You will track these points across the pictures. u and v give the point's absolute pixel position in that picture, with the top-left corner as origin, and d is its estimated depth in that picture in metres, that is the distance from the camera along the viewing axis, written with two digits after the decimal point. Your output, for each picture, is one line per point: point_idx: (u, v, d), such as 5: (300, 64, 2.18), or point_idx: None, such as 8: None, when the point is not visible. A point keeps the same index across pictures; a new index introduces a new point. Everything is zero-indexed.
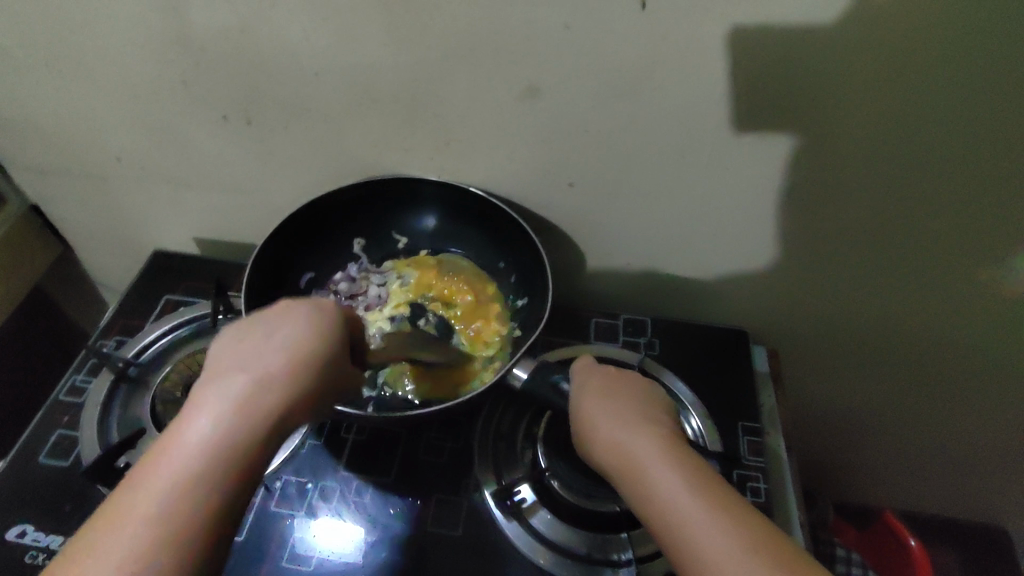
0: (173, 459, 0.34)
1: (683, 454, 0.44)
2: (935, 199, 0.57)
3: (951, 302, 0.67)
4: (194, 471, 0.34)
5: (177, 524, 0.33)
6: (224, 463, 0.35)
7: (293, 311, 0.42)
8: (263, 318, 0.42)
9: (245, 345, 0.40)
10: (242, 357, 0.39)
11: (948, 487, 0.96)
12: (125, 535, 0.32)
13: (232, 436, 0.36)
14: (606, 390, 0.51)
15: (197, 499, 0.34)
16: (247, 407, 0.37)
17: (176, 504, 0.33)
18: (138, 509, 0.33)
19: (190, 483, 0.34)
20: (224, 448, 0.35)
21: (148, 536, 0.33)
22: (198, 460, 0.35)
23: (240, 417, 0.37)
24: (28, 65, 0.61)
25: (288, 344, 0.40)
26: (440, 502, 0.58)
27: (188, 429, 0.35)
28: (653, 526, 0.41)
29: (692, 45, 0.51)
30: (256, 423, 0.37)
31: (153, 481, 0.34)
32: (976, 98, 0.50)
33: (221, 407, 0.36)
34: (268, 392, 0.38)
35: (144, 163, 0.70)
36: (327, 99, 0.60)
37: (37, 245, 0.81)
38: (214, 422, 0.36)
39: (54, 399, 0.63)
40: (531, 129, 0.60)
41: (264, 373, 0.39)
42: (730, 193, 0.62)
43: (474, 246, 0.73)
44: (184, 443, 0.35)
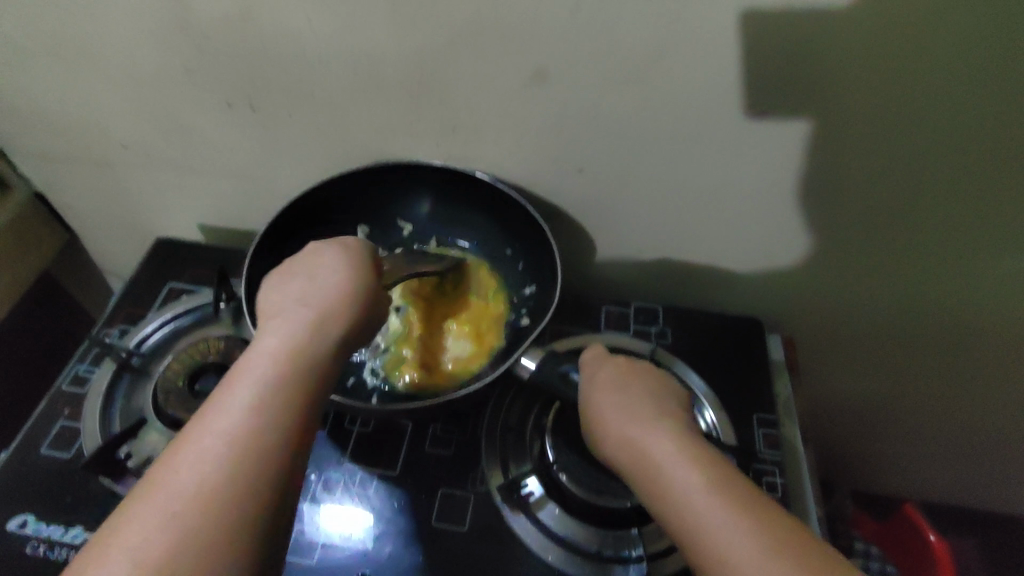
0: (252, 370, 0.36)
1: (701, 452, 0.42)
2: (964, 184, 0.55)
3: (977, 292, 0.64)
4: (274, 375, 0.36)
5: (267, 422, 0.34)
6: (299, 371, 0.37)
7: (328, 252, 0.45)
8: (303, 261, 0.45)
9: (298, 284, 0.42)
10: (299, 292, 0.42)
11: (968, 478, 0.94)
12: (221, 436, 0.33)
13: (304, 346, 0.38)
14: (619, 384, 0.49)
15: (279, 401, 0.35)
16: (315, 325, 0.39)
17: (272, 396, 0.35)
18: (230, 411, 0.34)
19: (273, 383, 0.36)
20: (298, 356, 0.37)
21: (243, 431, 0.34)
22: (276, 358, 0.37)
23: (310, 331, 0.39)
24: (25, 50, 0.60)
25: (338, 278, 0.43)
26: (446, 496, 0.57)
27: (261, 347, 0.37)
28: (671, 526, 0.39)
29: (708, 25, 0.48)
30: (321, 339, 0.39)
31: (235, 389, 0.35)
32: (1012, 79, 0.47)
33: (290, 325, 0.39)
34: (328, 312, 0.40)
35: (146, 149, 0.69)
36: (330, 85, 0.58)
37: (42, 231, 0.80)
38: (284, 340, 0.38)
39: (57, 389, 0.62)
40: (541, 113, 0.58)
41: (321, 301, 0.41)
42: (747, 179, 0.59)
43: (481, 232, 0.72)
44: (260, 356, 0.37)
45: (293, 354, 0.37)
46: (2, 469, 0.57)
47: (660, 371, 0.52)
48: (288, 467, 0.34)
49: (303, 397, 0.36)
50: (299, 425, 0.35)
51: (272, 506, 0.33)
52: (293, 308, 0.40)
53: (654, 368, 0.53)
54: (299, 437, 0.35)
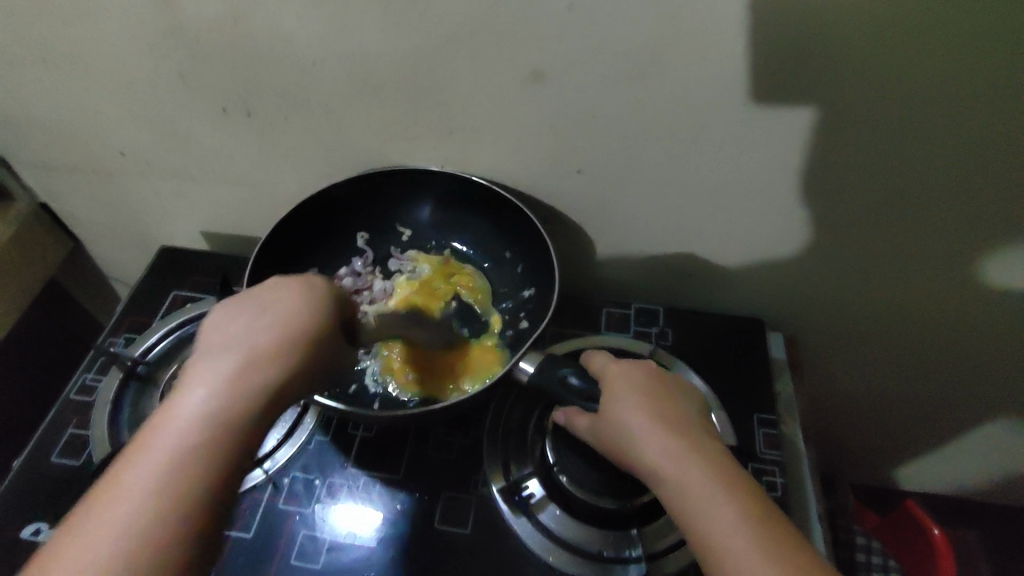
0: (166, 435, 0.34)
1: (734, 477, 0.41)
2: (963, 180, 0.55)
3: (976, 286, 0.64)
4: (187, 446, 0.34)
5: (173, 501, 0.33)
6: (217, 436, 0.34)
7: (287, 290, 0.42)
8: (258, 294, 0.41)
9: (237, 322, 0.39)
10: (235, 335, 0.38)
11: (971, 470, 0.94)
12: (124, 513, 0.32)
13: (226, 410, 0.35)
14: (656, 395, 0.47)
15: (186, 477, 0.33)
16: (240, 383, 0.36)
17: (178, 472, 0.33)
18: (135, 485, 0.33)
19: (184, 457, 0.33)
20: (218, 423, 0.35)
21: (150, 510, 0.32)
22: (192, 426, 0.34)
23: (237, 392, 0.36)
24: (25, 61, 0.60)
25: (283, 316, 0.40)
26: (449, 499, 0.58)
27: (183, 403, 0.35)
28: (712, 563, 0.38)
29: (702, 24, 0.48)
30: (255, 393, 0.36)
31: (145, 458, 0.33)
32: (1011, 73, 0.47)
33: (215, 382, 0.36)
34: (262, 364, 0.37)
35: (148, 158, 0.70)
36: (327, 89, 0.59)
37: (48, 240, 0.81)
38: (205, 402, 0.35)
39: (65, 398, 0.63)
40: (537, 116, 0.58)
41: (255, 350, 0.37)
42: (744, 179, 0.60)
43: (481, 236, 0.72)
44: (178, 418, 0.34)
45: (211, 419, 0.35)
46: (14, 478, 0.58)
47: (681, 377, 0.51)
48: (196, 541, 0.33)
49: (217, 470, 0.34)
50: (211, 501, 0.34)
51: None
52: (222, 356, 0.37)
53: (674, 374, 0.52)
54: (211, 515, 0.34)
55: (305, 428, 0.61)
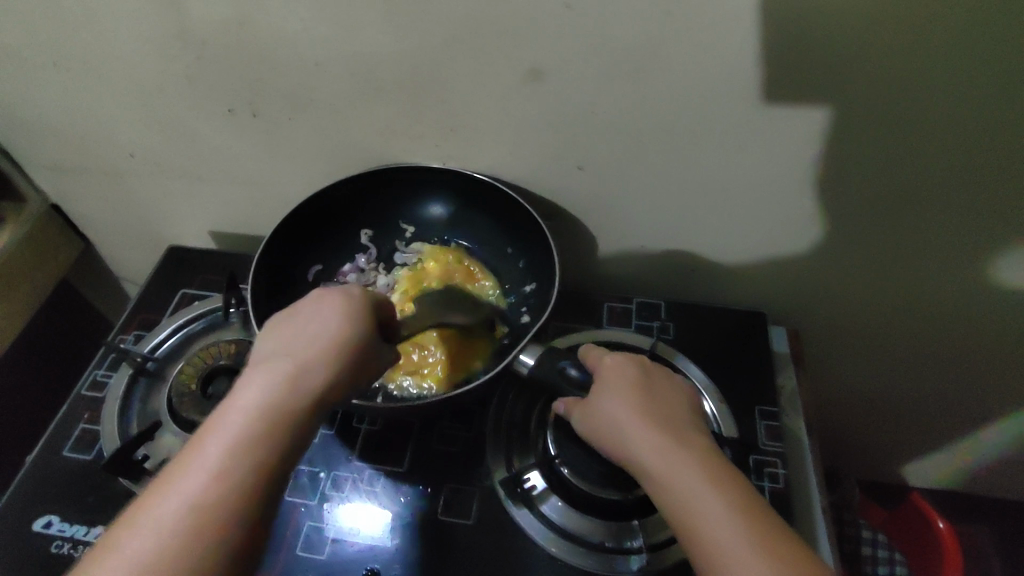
0: (230, 424, 0.37)
1: (723, 471, 0.42)
2: (962, 172, 0.55)
3: (979, 280, 0.64)
4: (250, 435, 0.36)
5: (235, 484, 0.35)
6: (272, 428, 0.37)
7: (333, 298, 0.44)
8: (308, 304, 0.44)
9: (294, 330, 0.42)
10: (293, 340, 0.41)
11: (979, 464, 0.94)
12: (188, 493, 0.35)
13: (281, 407, 0.38)
14: (644, 388, 0.49)
15: (247, 463, 0.36)
16: (297, 379, 0.39)
17: (237, 460, 0.36)
18: (201, 469, 0.35)
19: (241, 448, 0.36)
20: (278, 415, 0.37)
21: (215, 490, 0.35)
22: (249, 420, 0.37)
23: (290, 392, 0.38)
24: (38, 66, 0.62)
25: (331, 326, 0.42)
26: (452, 490, 0.58)
27: (244, 394, 0.38)
28: (694, 548, 0.40)
29: (698, 20, 0.49)
30: (306, 395, 0.39)
31: (210, 444, 0.36)
32: (1007, 64, 0.47)
33: (271, 381, 0.38)
34: (313, 365, 0.40)
35: (157, 159, 0.71)
36: (330, 89, 0.60)
37: (60, 241, 0.83)
38: (265, 399, 0.38)
39: (77, 393, 0.64)
40: (537, 113, 0.59)
41: (309, 355, 0.40)
42: (742, 173, 0.60)
43: (483, 232, 0.73)
44: (239, 410, 0.37)
45: (267, 414, 0.37)
46: (27, 472, 0.59)
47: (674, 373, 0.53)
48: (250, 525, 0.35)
49: (272, 459, 0.36)
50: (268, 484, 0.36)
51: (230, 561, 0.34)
52: (281, 356, 0.40)
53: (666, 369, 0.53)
54: (268, 498, 0.36)
55: None
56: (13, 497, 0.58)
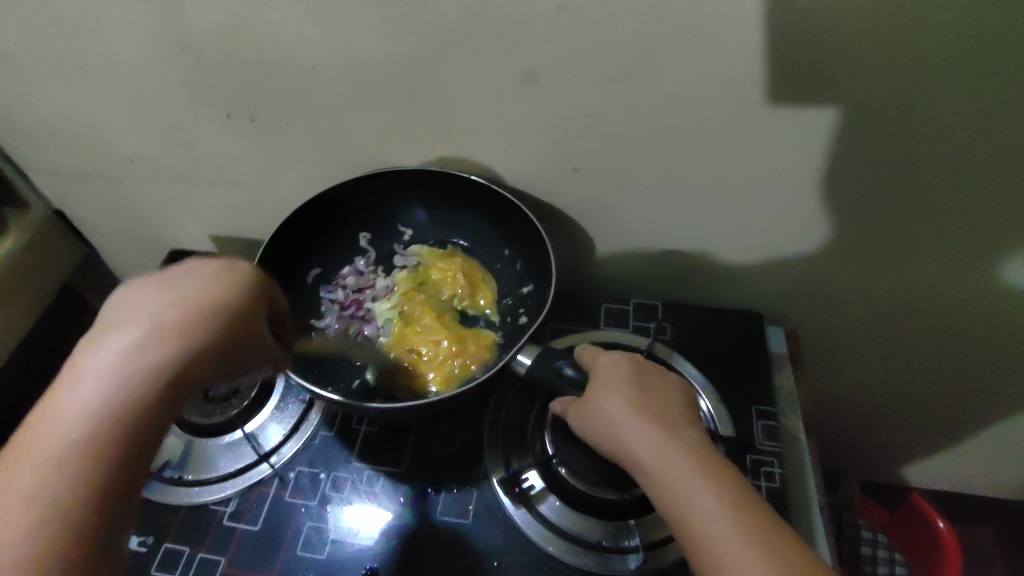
0: (60, 417, 0.34)
1: (716, 465, 0.43)
2: (955, 171, 0.55)
3: (974, 278, 0.64)
4: (80, 431, 0.34)
5: (64, 485, 0.33)
6: (106, 419, 0.34)
7: (198, 271, 0.40)
8: (168, 274, 0.40)
9: (139, 300, 0.38)
10: (136, 312, 0.37)
11: (979, 463, 0.94)
12: (14, 497, 0.32)
13: (114, 396, 0.34)
14: (640, 387, 0.49)
15: (74, 464, 0.33)
16: (133, 360, 0.35)
17: (68, 454, 0.33)
18: (26, 469, 0.33)
19: (77, 442, 0.33)
20: (110, 405, 0.34)
21: (44, 490, 0.33)
22: (81, 411, 0.34)
23: (127, 377, 0.35)
24: (38, 72, 0.63)
25: (175, 299, 0.38)
26: (451, 490, 0.59)
27: (77, 382, 0.35)
28: (691, 545, 0.40)
29: (689, 21, 0.49)
30: (145, 379, 0.35)
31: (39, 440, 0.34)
32: (997, 62, 0.47)
33: (104, 366, 0.35)
34: (155, 345, 0.36)
35: (157, 164, 0.72)
36: (328, 94, 0.60)
37: (62, 246, 0.83)
38: (97, 388, 0.34)
39: None
40: (532, 115, 0.59)
41: (147, 333, 0.36)
42: (736, 173, 0.60)
43: (480, 234, 0.73)
44: (74, 399, 0.34)
45: (102, 403, 0.34)
46: None
47: (670, 372, 0.53)
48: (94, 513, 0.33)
49: (111, 447, 0.34)
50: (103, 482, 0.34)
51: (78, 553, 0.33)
52: (121, 334, 0.36)
53: (662, 368, 0.53)
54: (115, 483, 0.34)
55: (311, 423, 0.62)
56: None
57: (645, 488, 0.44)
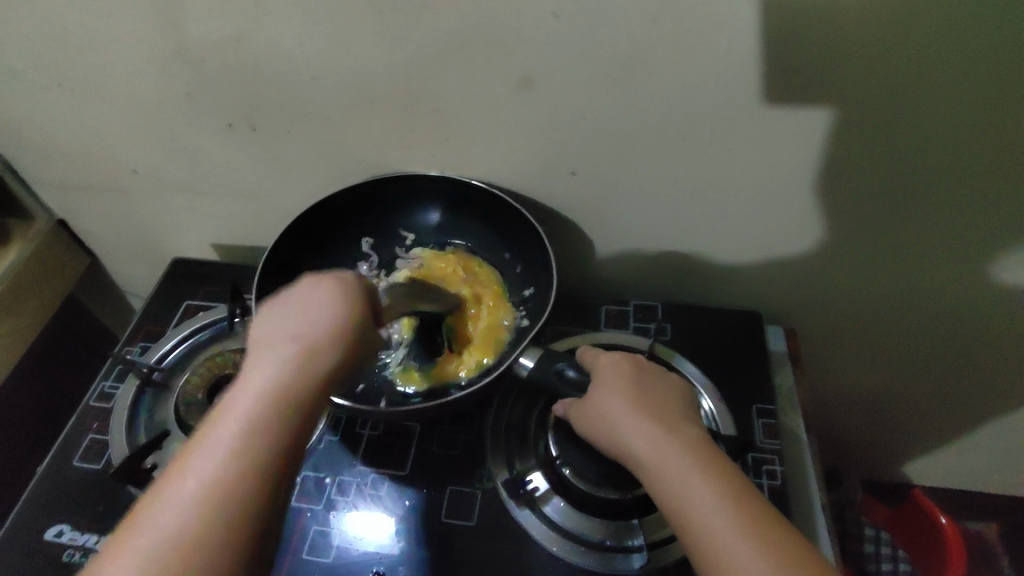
0: (235, 418, 0.35)
1: (716, 462, 0.43)
2: (948, 167, 0.56)
3: (969, 274, 0.65)
4: (244, 443, 0.34)
5: (228, 499, 0.33)
6: (278, 419, 0.35)
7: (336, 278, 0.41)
8: (307, 285, 0.41)
9: (278, 317, 0.39)
10: (287, 327, 0.38)
11: (980, 459, 0.94)
12: (180, 511, 0.33)
13: (286, 397, 0.35)
14: (639, 386, 0.50)
15: (260, 463, 0.34)
16: (304, 365, 0.37)
17: (250, 453, 0.34)
18: (191, 482, 0.33)
19: (255, 440, 0.34)
20: (273, 418, 0.35)
21: (207, 504, 0.33)
22: (256, 412, 0.35)
23: (298, 381, 0.36)
24: (42, 86, 0.63)
25: (334, 307, 0.39)
26: (454, 493, 0.59)
27: (243, 393, 0.35)
28: (690, 540, 0.41)
29: (681, 25, 0.50)
30: (311, 382, 0.36)
31: (202, 455, 0.34)
32: (986, 58, 0.48)
33: (276, 369, 0.36)
34: (319, 353, 0.37)
35: (160, 175, 0.72)
36: (326, 101, 0.61)
37: (67, 257, 0.84)
38: (268, 389, 0.35)
39: (85, 405, 0.66)
40: (529, 120, 0.60)
41: (312, 337, 0.38)
42: (731, 175, 0.61)
43: (481, 238, 0.74)
44: (242, 406, 0.35)
45: (276, 405, 0.35)
46: (38, 483, 0.61)
47: (671, 372, 0.53)
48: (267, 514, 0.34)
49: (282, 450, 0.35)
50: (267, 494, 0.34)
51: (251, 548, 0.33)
52: (278, 347, 0.37)
53: (663, 368, 0.54)
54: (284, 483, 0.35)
55: (315, 428, 0.63)
56: (26, 509, 0.59)
57: (645, 485, 0.45)
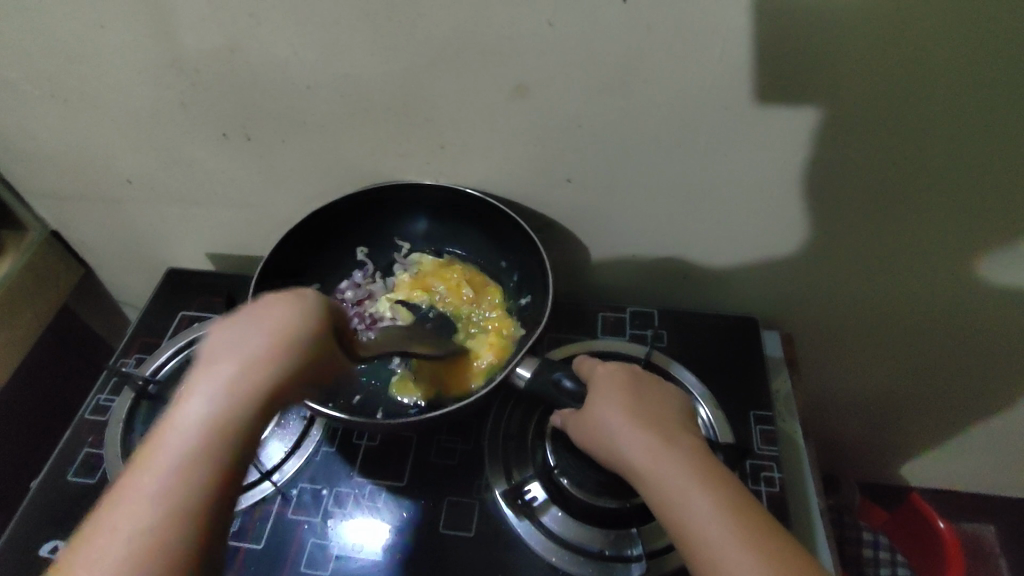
0: (174, 439, 0.35)
1: (713, 472, 0.43)
2: (943, 172, 0.56)
3: (963, 277, 0.65)
4: (195, 448, 0.35)
5: (173, 528, 0.33)
6: (221, 436, 0.35)
7: (273, 304, 0.42)
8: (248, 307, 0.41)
9: (224, 335, 0.39)
10: (225, 345, 0.39)
11: (976, 461, 0.94)
12: (121, 548, 0.32)
13: (226, 416, 0.36)
14: (638, 397, 0.50)
15: (198, 480, 0.34)
16: (242, 383, 0.37)
17: (189, 471, 0.34)
18: (138, 498, 0.33)
19: (193, 460, 0.34)
20: (222, 429, 0.36)
21: (159, 517, 0.33)
22: (194, 432, 0.35)
23: (238, 398, 0.37)
24: (34, 97, 0.63)
25: (271, 328, 0.40)
26: (453, 503, 0.59)
27: (182, 417, 0.36)
28: (692, 552, 0.40)
29: (677, 32, 0.50)
30: (252, 401, 0.37)
31: (156, 462, 0.34)
32: (980, 63, 0.48)
33: (213, 390, 0.36)
34: (257, 372, 0.38)
35: (154, 185, 0.72)
36: (321, 110, 0.61)
37: (61, 268, 0.84)
38: (207, 404, 0.36)
39: (80, 418, 0.65)
40: (524, 128, 0.60)
41: (251, 357, 0.38)
42: (727, 181, 0.61)
43: (478, 247, 0.74)
44: (179, 430, 0.35)
45: (215, 422, 0.36)
46: (33, 497, 0.60)
47: (669, 383, 0.53)
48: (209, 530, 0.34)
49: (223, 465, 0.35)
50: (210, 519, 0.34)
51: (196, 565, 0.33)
52: (216, 366, 0.37)
53: (661, 379, 0.54)
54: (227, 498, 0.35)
55: (312, 439, 0.63)
56: (20, 525, 0.58)
57: (645, 496, 0.44)
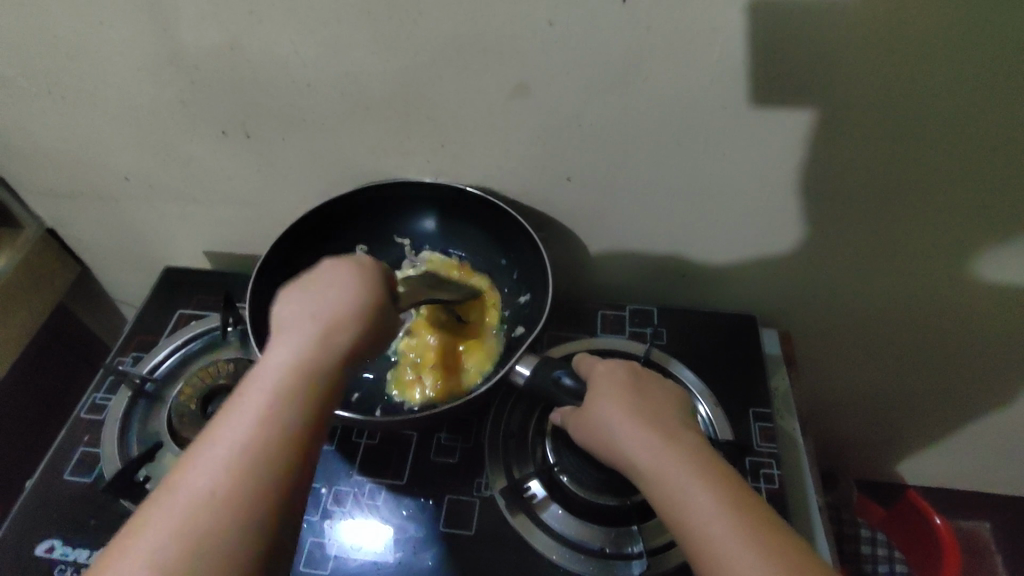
0: (264, 384, 0.36)
1: (713, 467, 0.43)
2: (941, 170, 0.56)
3: (959, 276, 0.66)
4: (285, 393, 0.35)
5: (265, 471, 0.33)
6: (310, 384, 0.36)
7: (346, 270, 0.43)
8: (321, 274, 0.43)
9: (302, 297, 0.41)
10: (303, 308, 0.40)
11: (971, 458, 0.95)
12: (211, 486, 0.32)
13: (312, 365, 0.37)
14: (638, 392, 0.50)
15: (291, 420, 0.35)
16: (326, 337, 0.38)
17: (283, 415, 0.35)
18: (230, 438, 0.34)
19: (284, 402, 0.35)
20: (309, 376, 0.36)
21: (252, 454, 0.33)
22: (285, 378, 0.36)
23: (321, 350, 0.38)
24: (32, 94, 0.63)
25: (345, 292, 0.41)
26: (453, 501, 0.59)
27: (270, 365, 0.36)
28: (692, 544, 0.40)
29: (678, 31, 0.50)
30: (335, 353, 0.38)
31: (246, 405, 0.35)
32: (981, 63, 0.48)
33: (301, 344, 0.38)
34: (338, 331, 0.39)
35: (151, 182, 0.72)
36: (320, 108, 0.61)
37: (56, 266, 0.83)
38: (297, 353, 0.37)
39: (76, 417, 0.65)
40: (525, 126, 0.60)
41: (330, 316, 0.40)
42: (726, 180, 0.61)
43: (478, 245, 0.74)
44: (265, 380, 0.36)
45: (302, 370, 0.36)
46: (28, 496, 0.60)
47: (669, 380, 0.53)
48: (300, 475, 0.34)
49: (316, 412, 0.36)
50: (291, 489, 0.33)
51: (286, 508, 0.33)
52: (299, 325, 0.39)
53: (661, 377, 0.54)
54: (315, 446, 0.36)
55: None
56: (14, 525, 0.58)
57: (646, 490, 0.45)
